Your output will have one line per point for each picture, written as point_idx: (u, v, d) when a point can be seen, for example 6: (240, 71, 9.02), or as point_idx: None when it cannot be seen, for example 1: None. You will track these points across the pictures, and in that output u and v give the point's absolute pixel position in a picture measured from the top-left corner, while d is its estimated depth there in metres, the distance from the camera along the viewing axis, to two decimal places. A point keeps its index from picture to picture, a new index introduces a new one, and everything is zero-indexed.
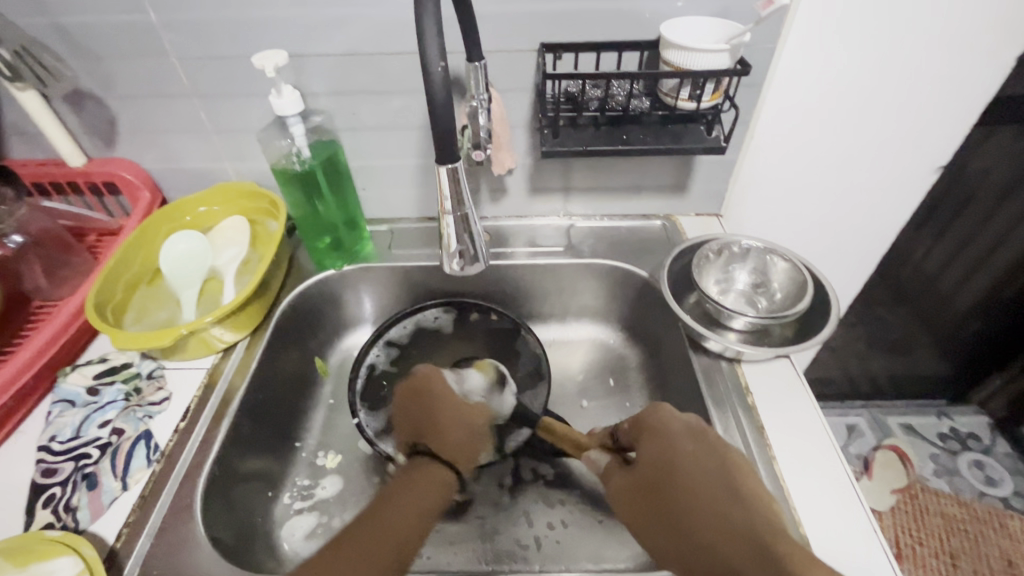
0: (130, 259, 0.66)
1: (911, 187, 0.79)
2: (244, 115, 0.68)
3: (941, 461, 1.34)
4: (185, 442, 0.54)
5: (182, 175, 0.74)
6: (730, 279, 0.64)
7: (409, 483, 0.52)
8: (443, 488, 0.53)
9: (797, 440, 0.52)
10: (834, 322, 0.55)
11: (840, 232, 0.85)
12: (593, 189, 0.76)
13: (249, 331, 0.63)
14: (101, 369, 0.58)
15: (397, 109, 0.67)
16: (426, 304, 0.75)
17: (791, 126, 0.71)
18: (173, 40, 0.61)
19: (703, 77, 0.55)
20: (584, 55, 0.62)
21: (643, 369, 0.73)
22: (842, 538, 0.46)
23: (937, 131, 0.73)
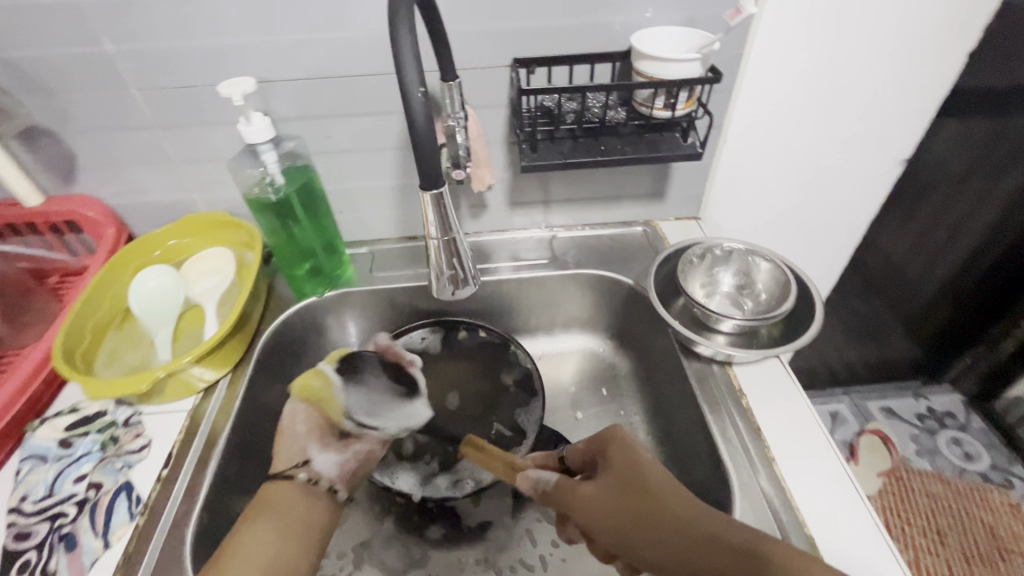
0: (98, 300, 0.63)
1: (878, 181, 0.82)
2: (212, 144, 0.65)
3: (921, 441, 1.38)
4: (170, 490, 0.51)
5: (149, 208, 0.72)
6: (715, 282, 0.65)
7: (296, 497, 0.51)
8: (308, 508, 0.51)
9: (794, 439, 0.52)
10: (819, 322, 0.56)
11: (814, 229, 0.87)
12: (573, 199, 0.76)
13: (229, 368, 0.60)
14: (73, 420, 0.55)
15: (372, 129, 0.66)
16: (412, 325, 0.74)
17: (763, 128, 0.72)
18: (133, 70, 0.59)
19: (677, 86, 0.55)
20: (557, 69, 0.62)
21: (634, 376, 0.73)
22: (848, 536, 0.46)
23: (898, 127, 0.75)
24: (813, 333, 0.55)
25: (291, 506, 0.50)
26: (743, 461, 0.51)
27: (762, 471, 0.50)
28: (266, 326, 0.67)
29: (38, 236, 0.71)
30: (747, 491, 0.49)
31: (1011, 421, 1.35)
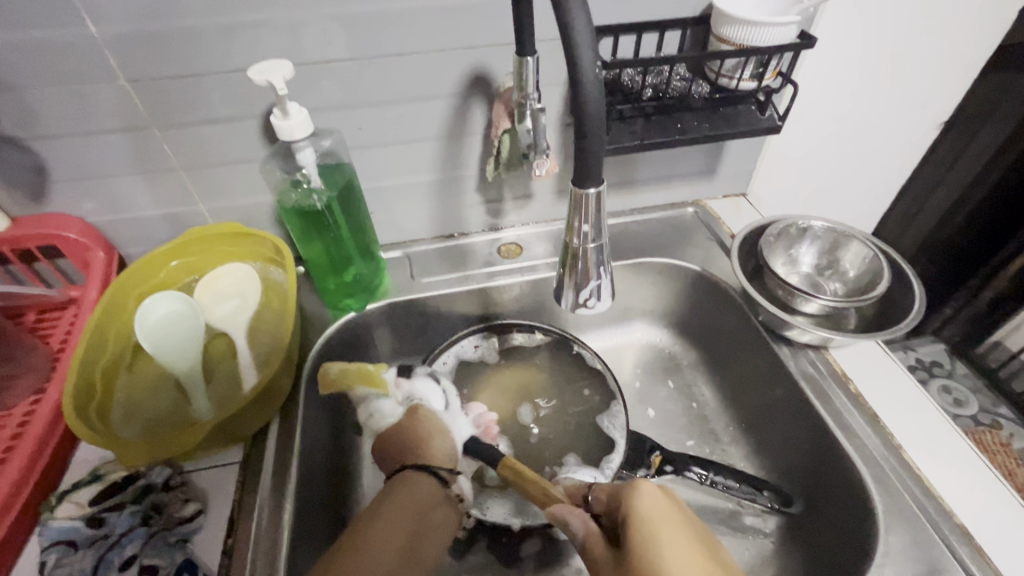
0: (102, 341, 0.53)
1: (914, 146, 0.81)
2: (224, 143, 0.55)
3: None
4: (243, 562, 0.43)
5: (144, 224, 0.60)
6: (796, 261, 0.61)
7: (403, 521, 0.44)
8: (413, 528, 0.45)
9: (911, 421, 0.50)
10: (922, 301, 0.53)
11: (849, 198, 0.86)
12: (623, 183, 0.71)
13: (280, 406, 0.52)
14: (98, 490, 0.45)
15: (413, 117, 0.57)
16: (462, 332, 0.66)
17: (818, 97, 0.69)
18: (124, 57, 0.47)
19: (768, 54, 0.50)
20: (623, 39, 0.55)
21: (702, 365, 0.70)
22: (997, 520, 0.44)
23: (942, 87, 0.74)
24: (919, 312, 0.52)
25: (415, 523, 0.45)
26: (867, 451, 0.49)
27: (890, 459, 0.48)
28: (308, 351, 0.58)
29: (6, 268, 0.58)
30: (879, 482, 0.47)
31: None
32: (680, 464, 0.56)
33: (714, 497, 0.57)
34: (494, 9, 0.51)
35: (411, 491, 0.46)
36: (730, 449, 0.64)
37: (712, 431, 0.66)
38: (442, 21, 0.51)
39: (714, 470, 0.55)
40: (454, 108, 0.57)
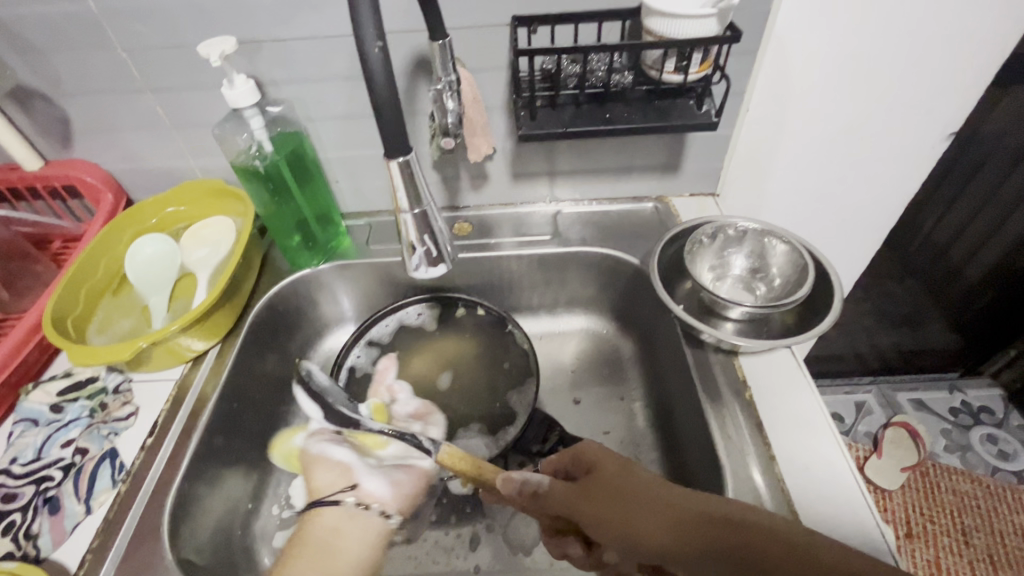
0: (93, 265, 0.63)
1: (920, 158, 0.74)
2: (204, 108, 0.63)
3: (953, 436, 1.31)
4: (152, 459, 0.51)
5: (147, 175, 0.71)
6: (725, 264, 0.60)
7: (324, 549, 0.51)
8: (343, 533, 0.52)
9: (795, 436, 0.49)
10: (838, 310, 0.52)
11: (843, 208, 0.81)
12: (579, 172, 0.72)
13: (218, 337, 0.60)
14: (65, 385, 0.56)
15: (364, 95, 0.62)
16: (407, 300, 0.72)
17: (790, 98, 0.66)
18: (119, 29, 0.57)
19: (688, 47, 0.50)
20: (561, 29, 0.57)
21: (636, 360, 0.70)
22: (849, 546, 0.42)
23: (949, 95, 0.67)
24: (831, 321, 0.51)
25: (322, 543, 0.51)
26: (741, 456, 0.48)
27: (759, 468, 0.47)
28: (258, 297, 0.66)
29: (40, 201, 0.71)
30: (741, 488, 0.46)
31: None
32: (571, 446, 0.58)
33: None
34: None
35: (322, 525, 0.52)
36: (644, 443, 0.63)
37: (631, 425, 0.66)
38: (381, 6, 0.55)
39: None
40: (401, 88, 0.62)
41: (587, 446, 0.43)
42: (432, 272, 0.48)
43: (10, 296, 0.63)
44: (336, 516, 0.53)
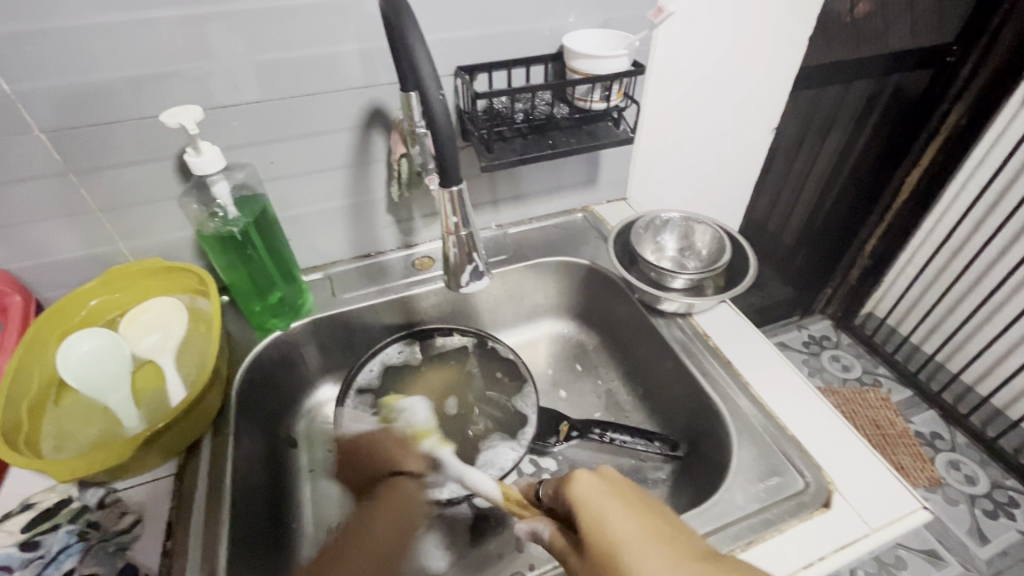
0: (25, 377, 0.54)
1: (757, 148, 0.98)
2: (139, 183, 0.59)
3: (811, 363, 1.64)
4: (183, 559, 0.46)
5: (61, 267, 0.62)
6: (663, 247, 0.74)
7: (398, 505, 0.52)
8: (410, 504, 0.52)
9: (757, 364, 0.62)
10: (754, 264, 0.68)
11: (713, 196, 1.02)
12: (518, 196, 0.81)
13: (210, 419, 0.56)
14: (35, 516, 0.47)
15: (320, 150, 0.64)
16: (385, 342, 0.73)
17: (670, 114, 0.83)
18: (37, 110, 0.51)
19: (610, 80, 0.62)
20: (498, 75, 0.66)
21: (602, 348, 0.80)
22: (817, 429, 0.56)
23: (767, 101, 0.91)
24: (753, 273, 0.66)
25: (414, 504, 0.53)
26: (727, 392, 0.60)
27: (742, 396, 0.59)
28: (236, 371, 0.62)
29: None
30: (735, 414, 0.57)
31: (869, 333, 1.65)
32: (583, 428, 0.65)
33: (619, 456, 0.66)
34: (382, 54, 0.60)
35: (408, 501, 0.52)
36: (631, 413, 0.73)
37: (615, 402, 0.75)
38: (337, 67, 0.59)
39: (611, 429, 0.65)
40: (356, 139, 0.65)
41: (577, 485, 0.42)
42: (473, 285, 0.53)
43: None
44: (405, 491, 0.53)
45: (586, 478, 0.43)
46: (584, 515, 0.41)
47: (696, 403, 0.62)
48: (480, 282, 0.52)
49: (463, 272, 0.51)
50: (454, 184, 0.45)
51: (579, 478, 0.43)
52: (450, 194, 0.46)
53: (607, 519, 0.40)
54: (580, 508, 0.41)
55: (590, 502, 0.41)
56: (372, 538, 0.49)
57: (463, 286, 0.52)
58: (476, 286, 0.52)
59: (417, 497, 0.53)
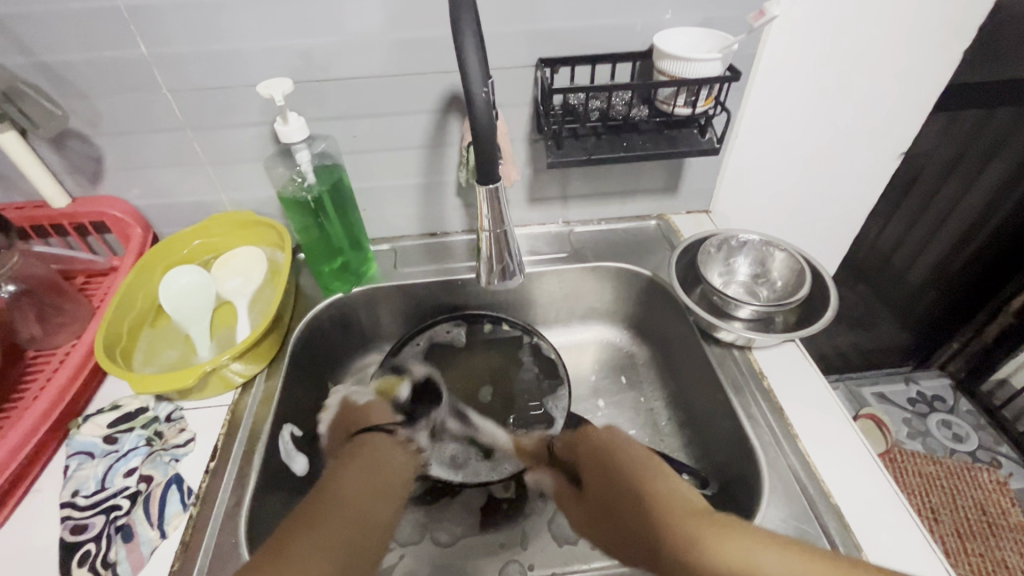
0: (132, 299, 0.64)
1: (877, 174, 0.85)
2: (240, 144, 0.66)
3: (914, 424, 1.43)
4: (220, 480, 0.53)
5: (175, 208, 0.72)
6: (732, 270, 0.69)
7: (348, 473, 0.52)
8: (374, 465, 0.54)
9: (813, 417, 0.56)
10: (835, 306, 0.60)
11: (816, 221, 0.91)
12: (590, 195, 0.78)
13: (266, 361, 0.62)
14: (116, 417, 0.56)
15: (398, 129, 0.67)
16: (437, 320, 0.76)
17: (772, 126, 0.75)
18: (166, 72, 0.59)
19: (698, 85, 0.58)
20: (581, 69, 0.64)
21: (652, 365, 0.76)
22: (869, 503, 0.49)
23: (898, 121, 0.79)
24: (830, 316, 0.59)
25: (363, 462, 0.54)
26: (771, 440, 0.54)
27: (789, 448, 0.53)
28: (297, 322, 0.68)
29: (64, 239, 0.71)
30: (773, 466, 0.52)
31: (998, 403, 1.40)
32: None
33: None
34: None
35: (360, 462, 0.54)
36: (668, 438, 0.69)
37: (654, 424, 0.71)
38: (422, 51, 0.60)
39: None
40: (434, 122, 0.66)
41: (591, 431, 0.56)
42: (506, 283, 0.57)
43: (43, 331, 0.60)
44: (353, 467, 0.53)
45: (612, 431, 0.53)
46: (617, 472, 0.49)
47: (734, 442, 0.57)
48: (513, 281, 0.57)
49: (494, 269, 0.55)
50: (495, 182, 0.48)
51: (591, 432, 0.56)
52: (489, 191, 0.49)
53: (614, 463, 0.50)
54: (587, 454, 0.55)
55: (609, 454, 0.51)
56: (339, 501, 0.47)
57: (492, 281, 0.56)
58: (507, 283, 0.56)
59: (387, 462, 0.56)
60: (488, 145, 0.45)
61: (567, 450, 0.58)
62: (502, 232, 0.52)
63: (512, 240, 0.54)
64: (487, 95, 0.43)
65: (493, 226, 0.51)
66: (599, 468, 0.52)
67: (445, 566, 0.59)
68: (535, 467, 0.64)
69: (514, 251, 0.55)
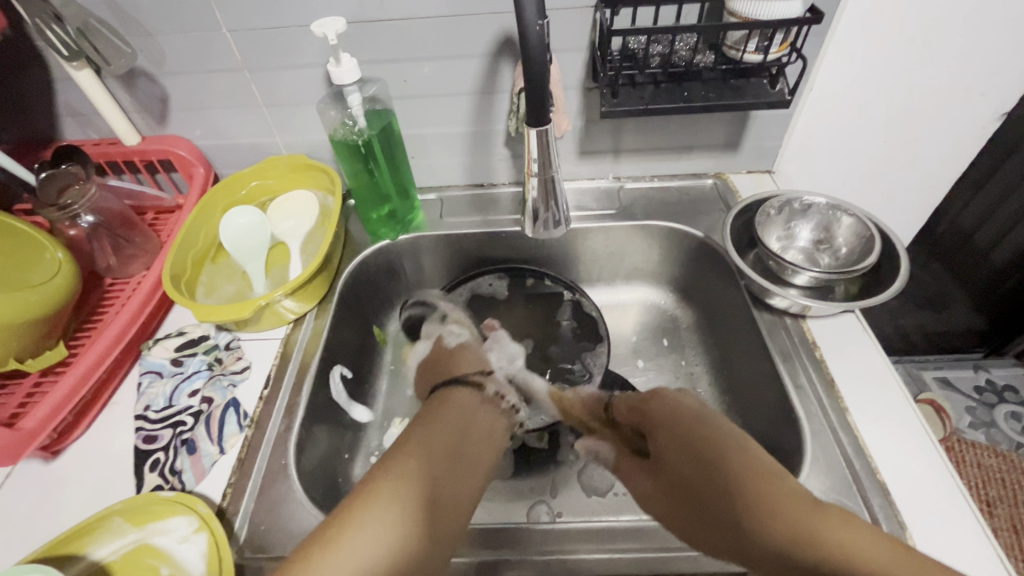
0: (195, 234, 0.68)
1: (972, 138, 0.76)
2: (295, 86, 0.67)
3: (979, 414, 1.34)
4: (273, 407, 0.56)
5: (235, 150, 0.75)
6: (792, 235, 0.65)
7: (446, 405, 0.54)
8: (476, 407, 0.55)
9: (866, 392, 0.53)
10: (905, 277, 0.55)
11: (892, 189, 0.84)
12: (643, 150, 0.75)
13: (315, 300, 0.65)
14: (181, 342, 0.61)
15: (449, 74, 0.65)
16: (480, 272, 0.77)
17: (852, 77, 0.68)
18: (224, 11, 0.60)
19: (772, 28, 0.53)
20: (643, 10, 0.60)
21: (696, 330, 0.74)
22: (918, 483, 0.47)
23: (1006, 76, 0.69)
24: (899, 287, 0.54)
25: (457, 405, 0.54)
26: (818, 412, 0.52)
27: (837, 421, 0.51)
28: (345, 265, 0.70)
29: (136, 176, 0.76)
30: (818, 437, 0.50)
31: None
32: None
33: None
34: None
35: (448, 405, 0.54)
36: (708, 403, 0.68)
37: (693, 388, 0.70)
38: None
39: None
40: (485, 67, 0.64)
41: (664, 395, 0.55)
42: (551, 232, 0.56)
43: (118, 260, 0.65)
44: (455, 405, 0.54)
45: (678, 395, 0.55)
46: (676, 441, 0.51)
47: (778, 410, 0.56)
48: (558, 230, 0.56)
49: (542, 217, 0.54)
50: (545, 126, 0.47)
51: (666, 395, 0.55)
52: (535, 135, 0.47)
53: (694, 438, 0.49)
54: (658, 425, 0.53)
55: (681, 420, 0.51)
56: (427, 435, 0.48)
57: (539, 230, 0.55)
58: (551, 233, 0.56)
59: (490, 418, 0.55)
60: (540, 86, 0.43)
61: (632, 415, 0.57)
62: (546, 180, 0.51)
63: (558, 189, 0.53)
64: (543, 31, 0.41)
65: (541, 172, 0.50)
66: (679, 430, 0.51)
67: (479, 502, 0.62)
68: (595, 433, 0.62)
69: (562, 198, 0.54)
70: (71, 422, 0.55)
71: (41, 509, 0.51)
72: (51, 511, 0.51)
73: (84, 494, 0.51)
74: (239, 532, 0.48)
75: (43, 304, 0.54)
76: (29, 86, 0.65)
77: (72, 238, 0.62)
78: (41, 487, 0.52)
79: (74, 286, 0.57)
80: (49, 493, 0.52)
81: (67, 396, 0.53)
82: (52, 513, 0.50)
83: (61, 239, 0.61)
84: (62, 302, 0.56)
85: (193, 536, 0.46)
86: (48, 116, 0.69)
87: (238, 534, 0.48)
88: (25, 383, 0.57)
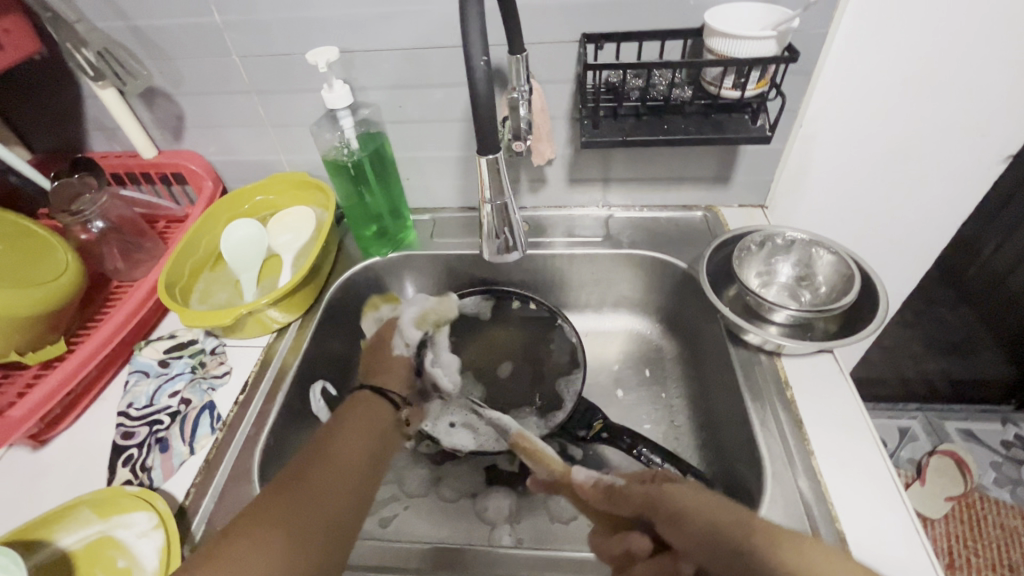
0: (196, 243, 0.72)
1: (978, 180, 0.73)
2: (298, 108, 0.71)
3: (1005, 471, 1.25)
4: (245, 412, 0.58)
5: (243, 166, 0.79)
6: (773, 271, 0.64)
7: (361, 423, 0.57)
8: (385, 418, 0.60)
9: (835, 435, 0.51)
10: (882, 318, 0.54)
11: (894, 229, 0.81)
12: (633, 180, 0.76)
13: (300, 311, 0.67)
14: (171, 345, 0.64)
15: (441, 101, 0.68)
16: (466, 292, 0.78)
17: (842, 115, 0.68)
18: (234, 38, 0.64)
19: (746, 65, 0.53)
20: (627, 46, 0.62)
21: (679, 362, 0.73)
22: (880, 534, 0.45)
23: (1008, 119, 0.66)
24: (875, 329, 0.53)
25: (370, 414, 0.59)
26: (783, 454, 0.50)
27: (800, 462, 0.50)
28: (334, 280, 0.73)
29: (151, 186, 0.81)
30: (779, 480, 0.49)
31: None
32: (614, 433, 0.62)
33: None
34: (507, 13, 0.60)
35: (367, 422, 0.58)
36: (683, 437, 0.67)
37: (670, 421, 0.69)
38: None
39: (643, 445, 0.60)
40: None
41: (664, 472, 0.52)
42: (507, 255, 0.58)
43: (124, 264, 0.69)
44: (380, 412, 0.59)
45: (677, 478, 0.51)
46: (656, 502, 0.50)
47: (744, 448, 0.54)
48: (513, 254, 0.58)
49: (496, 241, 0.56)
50: (494, 153, 0.49)
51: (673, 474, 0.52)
52: (487, 163, 0.50)
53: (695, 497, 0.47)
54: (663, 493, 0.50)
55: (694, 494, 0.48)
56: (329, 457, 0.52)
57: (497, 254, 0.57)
58: (507, 256, 0.58)
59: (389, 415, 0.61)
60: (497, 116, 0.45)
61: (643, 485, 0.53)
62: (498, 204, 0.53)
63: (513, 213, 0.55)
64: (488, 66, 0.43)
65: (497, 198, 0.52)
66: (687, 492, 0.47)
67: (442, 522, 0.62)
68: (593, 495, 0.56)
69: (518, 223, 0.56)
70: (59, 413, 0.58)
71: (22, 495, 0.54)
72: (30, 498, 0.54)
73: (62, 483, 0.54)
74: (195, 532, 0.50)
75: (53, 297, 0.58)
76: (61, 103, 0.72)
77: (82, 242, 0.67)
78: (25, 474, 0.56)
79: (81, 281, 0.62)
80: (32, 480, 0.55)
81: (55, 389, 0.56)
82: (31, 499, 0.53)
83: (72, 243, 0.66)
84: (71, 296, 0.60)
85: (150, 532, 0.48)
86: (77, 130, 0.75)
87: (194, 534, 0.50)
88: (25, 374, 0.61)
